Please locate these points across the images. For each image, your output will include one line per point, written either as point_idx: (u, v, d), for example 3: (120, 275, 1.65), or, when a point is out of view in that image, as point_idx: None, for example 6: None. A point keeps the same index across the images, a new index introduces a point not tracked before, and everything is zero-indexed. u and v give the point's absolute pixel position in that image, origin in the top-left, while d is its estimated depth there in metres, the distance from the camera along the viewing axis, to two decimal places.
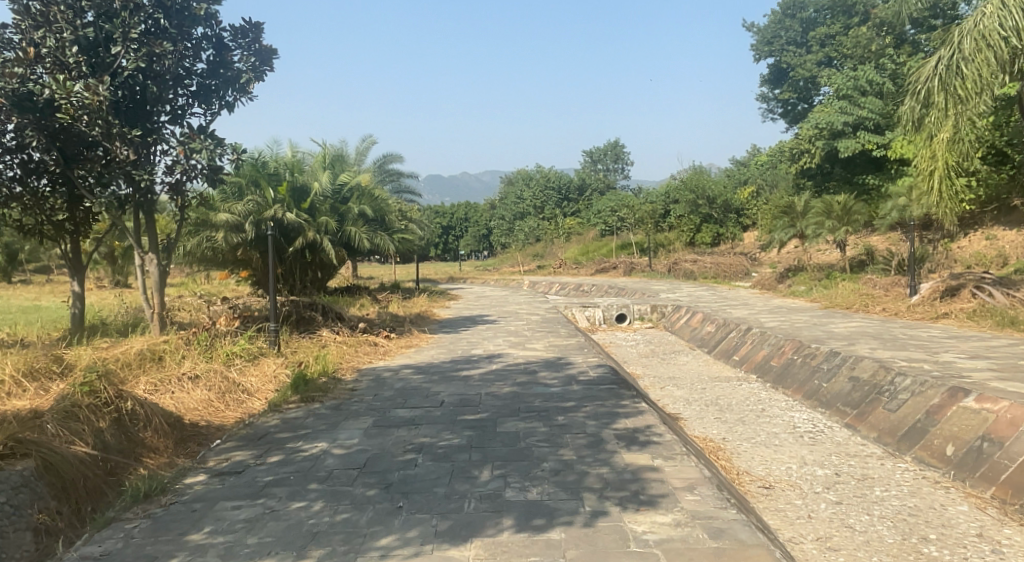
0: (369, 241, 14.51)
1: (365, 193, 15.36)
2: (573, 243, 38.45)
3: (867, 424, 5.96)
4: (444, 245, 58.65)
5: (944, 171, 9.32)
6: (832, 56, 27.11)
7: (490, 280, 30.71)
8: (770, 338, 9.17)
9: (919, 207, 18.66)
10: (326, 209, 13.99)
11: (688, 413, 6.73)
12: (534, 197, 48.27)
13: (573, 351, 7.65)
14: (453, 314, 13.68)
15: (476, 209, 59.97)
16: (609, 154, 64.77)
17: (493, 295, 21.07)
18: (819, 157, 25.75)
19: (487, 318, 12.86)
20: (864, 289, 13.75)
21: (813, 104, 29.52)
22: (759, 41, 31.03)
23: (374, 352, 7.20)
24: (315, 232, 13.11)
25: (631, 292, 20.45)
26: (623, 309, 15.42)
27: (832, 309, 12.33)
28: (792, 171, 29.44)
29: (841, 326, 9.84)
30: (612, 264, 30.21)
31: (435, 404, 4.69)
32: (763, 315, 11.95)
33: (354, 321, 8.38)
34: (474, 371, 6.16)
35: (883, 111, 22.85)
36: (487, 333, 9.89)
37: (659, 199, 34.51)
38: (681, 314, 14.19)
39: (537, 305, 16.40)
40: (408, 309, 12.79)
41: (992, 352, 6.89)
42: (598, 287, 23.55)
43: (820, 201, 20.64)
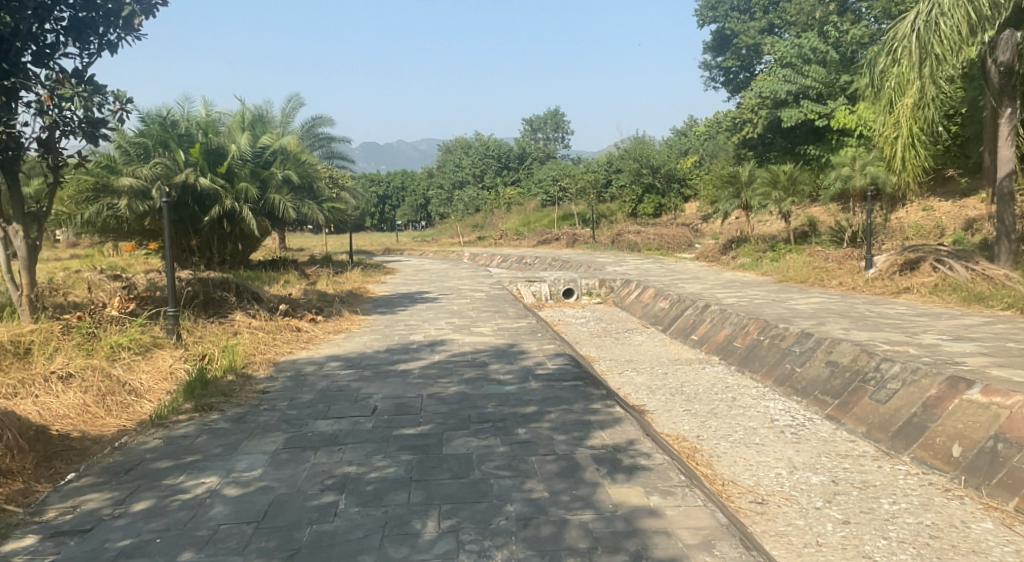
0: (295, 210, 13.42)
1: (291, 156, 14.15)
2: (514, 213, 37.62)
3: (853, 417, 5.38)
4: (380, 215, 56.91)
5: (907, 136, 9.20)
6: (775, 24, 26.82)
7: (429, 252, 29.66)
8: (733, 316, 8.66)
9: (862, 177, 18.55)
10: (246, 174, 12.80)
11: (654, 405, 6.06)
12: (473, 165, 47.10)
13: (524, 337, 6.87)
14: (388, 290, 12.70)
15: (413, 178, 58.39)
16: (550, 123, 63.88)
17: (432, 268, 20.09)
18: (761, 127, 25.52)
19: (427, 295, 11.95)
20: (815, 261, 13.42)
21: (755, 72, 29.26)
22: (703, 6, 30.48)
23: (295, 339, 6.29)
24: (232, 200, 12.19)
25: (576, 265, 19.83)
26: (571, 284, 14.77)
27: (786, 283, 11.90)
28: (733, 141, 29.25)
29: (802, 302, 9.36)
30: (554, 236, 29.57)
31: (366, 412, 3.83)
32: (717, 290, 11.42)
33: (273, 303, 7.47)
34: (414, 363, 5.31)
35: (826, 80, 22.68)
36: (427, 313, 9.02)
37: (601, 168, 33.94)
38: (632, 289, 13.64)
39: (478, 280, 15.57)
40: (340, 286, 11.75)
41: (974, 333, 6.43)
42: (542, 259, 22.88)
43: (766, 171, 20.31)
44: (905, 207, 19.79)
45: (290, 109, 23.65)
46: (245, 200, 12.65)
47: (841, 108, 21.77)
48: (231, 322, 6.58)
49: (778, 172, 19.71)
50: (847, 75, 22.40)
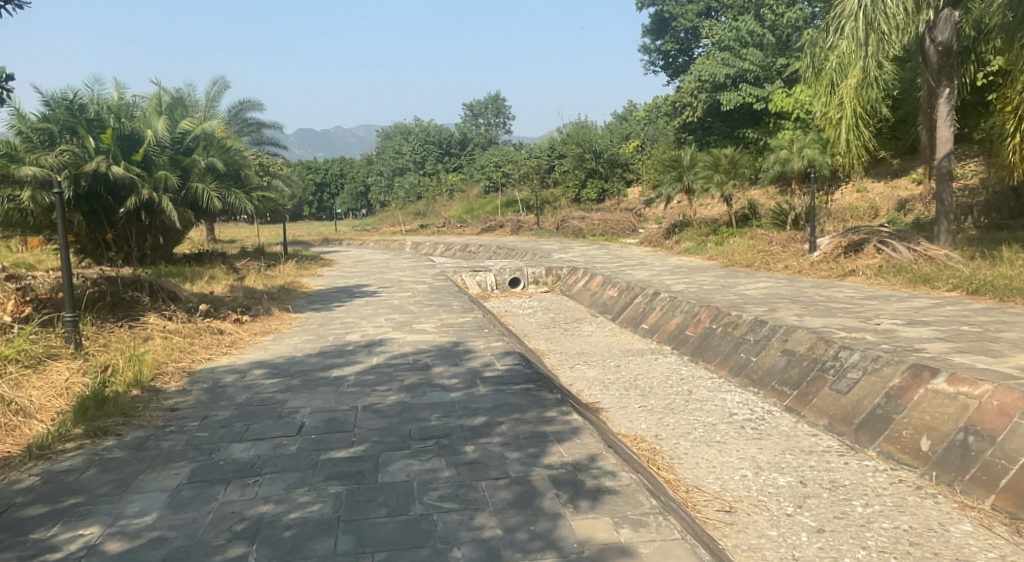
0: (220, 200, 13.40)
1: (214, 142, 14.03)
2: (456, 200, 37.01)
3: (813, 409, 5.17)
4: (319, 203, 55.40)
5: (852, 116, 9.42)
6: (713, 7, 26.81)
7: (370, 241, 28.89)
8: (684, 304, 8.49)
9: (800, 159, 18.68)
10: (164, 161, 12.76)
11: (608, 402, 5.77)
12: (413, 151, 46.15)
13: (469, 334, 6.50)
14: (326, 284, 12.14)
15: (352, 165, 57.05)
16: (491, 107, 63.15)
17: (373, 259, 19.47)
18: (701, 110, 25.58)
19: (365, 288, 11.41)
20: (759, 244, 13.37)
21: (694, 56, 29.26)
22: None
23: (215, 343, 5.79)
24: (150, 190, 12.20)
25: (521, 253, 19.54)
26: (516, 272, 14.73)
27: (732, 268, 11.81)
28: (673, 125, 29.36)
29: (750, 287, 9.24)
30: (498, 223, 29.16)
31: (292, 431, 3.40)
32: (665, 277, 11.25)
33: (190, 302, 7.10)
34: (349, 370, 4.90)
35: (763, 63, 22.81)
36: (367, 309, 8.56)
37: (544, 154, 33.61)
38: (582, 279, 13.41)
39: (420, 271, 15.06)
40: (271, 282, 11.06)
41: (927, 317, 6.35)
42: (486, 248, 22.47)
43: (707, 154, 20.35)
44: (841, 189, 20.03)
45: (214, 93, 23.76)
46: (164, 189, 12.69)
47: (778, 92, 21.91)
48: (146, 327, 6.10)
49: (720, 156, 19.79)
50: (784, 59, 22.56)
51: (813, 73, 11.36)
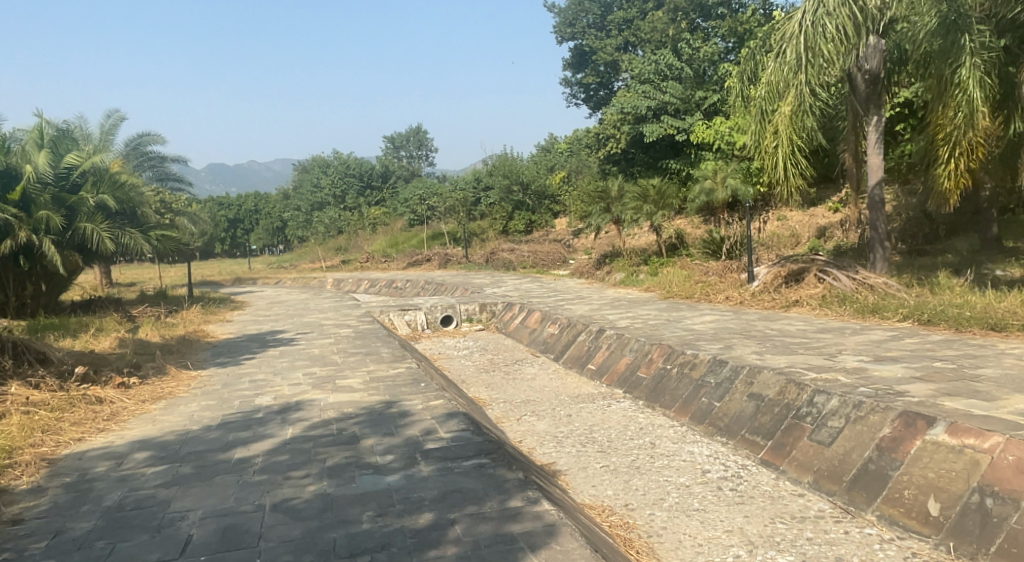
0: (111, 239, 13.39)
1: (105, 177, 13.97)
2: (380, 234, 36.07)
3: (795, 464, 4.65)
4: (232, 239, 53.09)
5: (788, 145, 9.11)
6: (631, 41, 27.00)
7: (288, 279, 27.62)
8: (633, 343, 8.14)
9: (724, 189, 18.73)
10: (46, 199, 12.83)
11: (566, 464, 5.28)
12: (333, 185, 44.79)
13: (403, 391, 5.87)
14: (239, 332, 11.26)
15: (269, 199, 55.24)
16: (412, 140, 62.54)
17: (292, 299, 18.43)
18: (625, 142, 25.55)
19: (284, 335, 10.55)
20: (694, 275, 13.19)
21: (613, 89, 29.43)
22: (561, 22, 29.68)
23: (93, 420, 5.37)
24: (28, 232, 12.27)
25: (450, 289, 19.00)
26: (448, 310, 14.07)
27: (673, 300, 11.47)
28: (597, 157, 29.47)
29: (695, 322, 8.95)
30: (424, 256, 28.44)
31: (172, 552, 2.86)
32: (604, 314, 10.90)
33: (61, 363, 6.68)
34: (258, 453, 4.31)
35: (684, 96, 22.73)
36: (290, 363, 7.88)
37: (468, 186, 33.16)
38: (520, 315, 12.88)
39: (344, 311, 14.21)
40: (175, 337, 10.03)
41: (886, 350, 6.07)
42: (413, 283, 21.75)
43: (635, 185, 20.26)
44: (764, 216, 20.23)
45: (108, 126, 22.44)
46: (46, 230, 12.68)
47: (698, 123, 21.95)
48: (10, 399, 5.67)
49: (647, 186, 19.71)
50: (702, 91, 22.55)
51: (742, 97, 10.98)
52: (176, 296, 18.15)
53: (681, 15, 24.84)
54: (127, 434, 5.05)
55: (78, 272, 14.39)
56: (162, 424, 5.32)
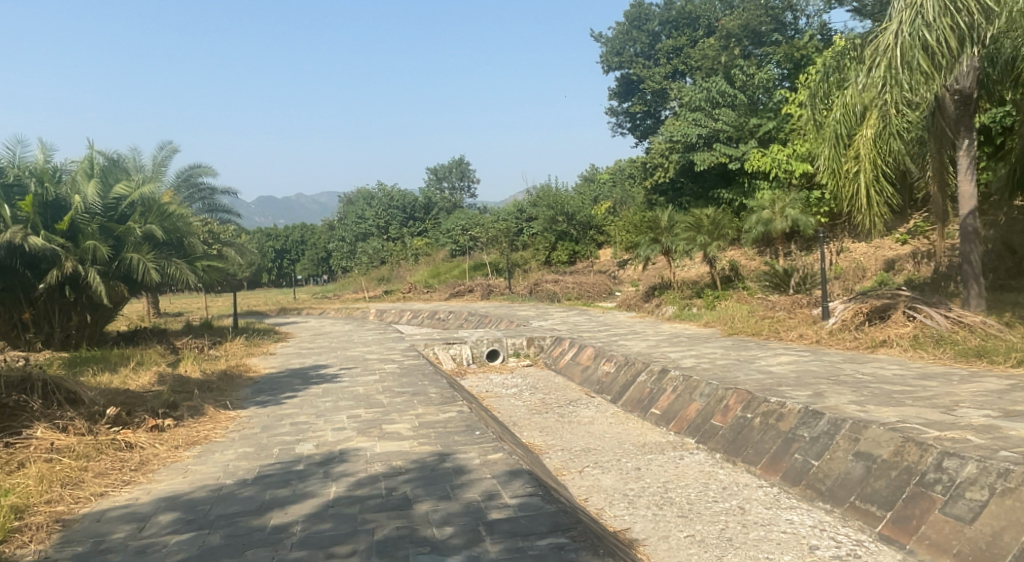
0: (157, 270, 13.17)
1: (154, 207, 13.85)
2: (422, 264, 35.83)
3: (926, 543, 3.94)
4: (277, 269, 53.64)
5: (871, 174, 8.59)
6: (680, 69, 26.44)
7: (331, 309, 27.45)
8: (704, 387, 7.43)
9: (783, 220, 17.99)
10: (93, 229, 12.79)
11: (645, 531, 4.61)
12: (377, 216, 44.86)
13: (457, 441, 5.27)
14: (280, 367, 10.85)
15: (314, 230, 55.80)
16: (455, 171, 62.75)
17: (335, 330, 18.09)
18: (674, 171, 24.91)
19: (326, 370, 10.08)
20: (758, 310, 12.40)
21: (661, 118, 28.79)
22: (606, 51, 29.40)
23: (119, 470, 4.97)
24: (74, 262, 12.25)
25: (496, 321, 18.46)
26: (495, 345, 13.50)
27: (739, 337, 10.74)
28: (643, 186, 28.87)
29: (774, 364, 8.20)
30: (467, 287, 28.01)
31: None
32: (666, 350, 10.18)
33: (94, 403, 6.32)
34: (296, 519, 3.77)
35: (736, 123, 22.09)
36: (334, 403, 7.37)
37: (512, 216, 32.75)
38: (572, 351, 12.19)
39: (388, 344, 13.73)
40: (215, 371, 9.65)
41: (1012, 403, 5.26)
42: (456, 314, 21.27)
43: (688, 214, 19.47)
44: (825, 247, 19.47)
45: (160, 158, 22.74)
46: (93, 260, 12.60)
47: (752, 151, 21.18)
48: (34, 446, 5.33)
49: (701, 216, 18.93)
50: (756, 118, 21.90)
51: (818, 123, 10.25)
52: (220, 326, 17.95)
53: (733, 42, 24.14)
54: (156, 488, 4.59)
55: (122, 303, 14.30)
56: (193, 477, 4.83)
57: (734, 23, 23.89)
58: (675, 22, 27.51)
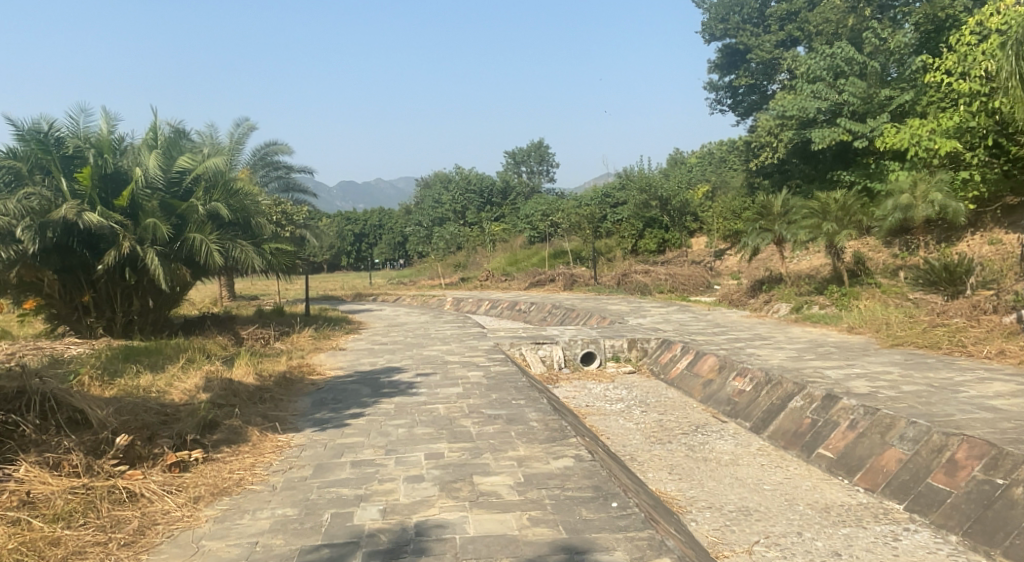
0: (221, 252, 11.78)
1: (219, 183, 12.54)
2: (500, 251, 34.38)
3: None
4: (356, 253, 53.44)
5: None
6: (796, 36, 23.93)
7: (407, 296, 26.24)
8: (904, 428, 5.57)
9: (926, 206, 16.02)
10: (153, 206, 11.55)
11: None
12: (454, 200, 43.51)
13: (593, 524, 3.56)
14: (349, 368, 9.37)
15: (391, 215, 55.22)
16: (534, 155, 60.89)
17: (411, 321, 16.69)
18: (785, 151, 22.98)
19: (399, 376, 8.51)
20: (920, 315, 10.27)
21: (767, 92, 26.18)
22: (710, 18, 27.05)
23: (104, 547, 3.46)
24: (132, 242, 11.06)
25: (585, 315, 16.68)
26: (591, 346, 11.70)
27: (912, 352, 8.77)
28: (745, 168, 26.89)
29: (992, 399, 6.14)
30: (548, 276, 26.31)
31: None
32: (819, 366, 8.15)
33: (101, 424, 4.82)
34: None
35: (864, 95, 19.87)
36: (412, 430, 5.76)
37: (596, 201, 30.82)
38: (687, 358, 10.23)
39: (470, 341, 12.14)
40: (273, 372, 8.25)
41: None
42: (539, 306, 19.60)
43: (812, 199, 17.06)
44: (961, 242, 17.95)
45: (237, 135, 21.91)
46: (152, 240, 11.37)
47: (885, 126, 19.07)
48: (4, 495, 3.84)
49: (829, 199, 16.50)
50: (888, 89, 19.68)
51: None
52: (291, 313, 16.86)
53: (861, 3, 21.60)
54: None
55: (188, 288, 13.09)
56: None
57: None
58: None
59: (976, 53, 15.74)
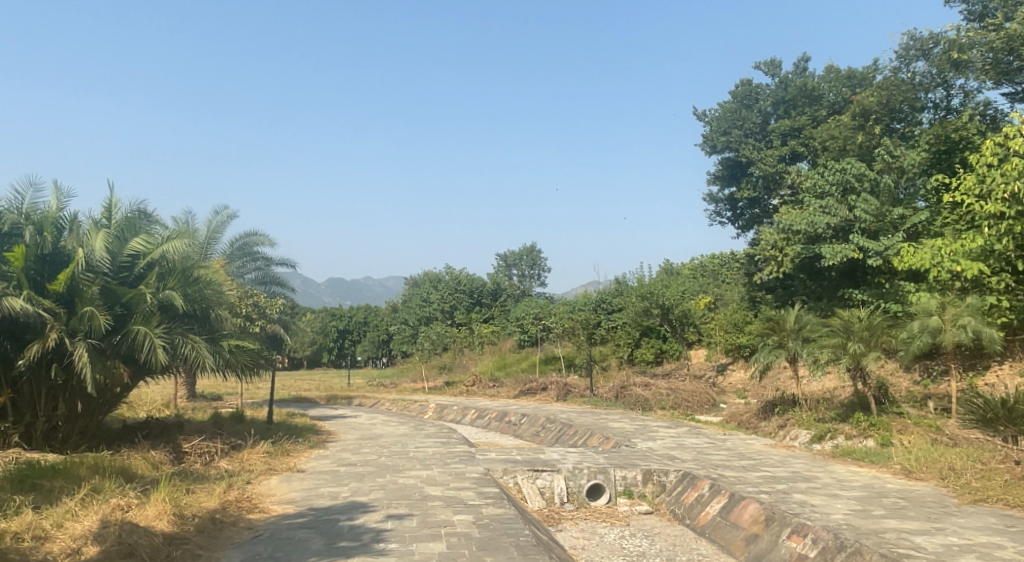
0: (167, 348, 9.99)
1: (176, 269, 10.86)
2: (488, 354, 32.72)
3: None
4: (340, 350, 51.67)
5: None
6: (800, 151, 22.92)
7: (386, 400, 24.25)
8: None
9: (956, 331, 14.54)
10: (95, 292, 9.86)
11: None
12: (442, 300, 42.06)
13: None
14: (303, 501, 7.49)
15: (378, 312, 53.65)
16: (525, 259, 60.06)
17: (388, 432, 14.74)
18: (791, 265, 21.99)
19: (365, 519, 6.64)
20: (995, 458, 8.60)
21: (769, 207, 25.19)
22: (711, 130, 25.78)
23: None
24: (61, 333, 9.30)
25: (585, 434, 14.84)
26: (598, 477, 9.84)
27: (1009, 515, 7.06)
28: (748, 281, 25.98)
29: None
30: (540, 384, 24.56)
31: None
32: (903, 532, 6.40)
33: None
34: None
35: (876, 212, 18.56)
36: None
37: (590, 306, 29.47)
38: (719, 502, 8.45)
39: (456, 464, 10.24)
40: (200, 509, 6.39)
41: None
42: (531, 419, 17.71)
43: (834, 318, 15.55)
44: (989, 370, 16.51)
45: (215, 223, 20.57)
46: (87, 332, 9.59)
47: (902, 245, 17.75)
48: None
49: (853, 318, 15.03)
50: (901, 208, 18.49)
51: None
52: (254, 419, 14.91)
53: (870, 120, 20.51)
54: None
55: (130, 389, 11.27)
56: None
57: (871, 98, 20.31)
58: (792, 100, 24.05)
59: (999, 174, 14.62)
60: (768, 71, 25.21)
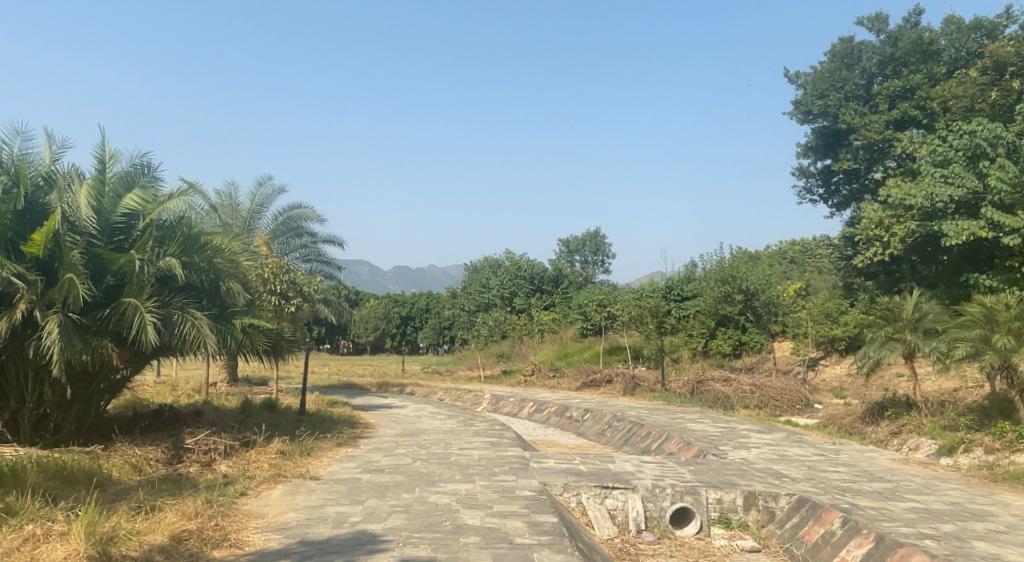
0: (159, 325, 8.30)
1: (177, 233, 9.15)
2: (548, 343, 30.66)
3: None
4: (400, 337, 50.51)
5: None
6: (914, 115, 19.80)
7: (439, 389, 22.55)
8: None
9: None
10: (79, 257, 8.23)
11: None
12: (502, 285, 40.27)
13: None
14: (296, 528, 5.62)
15: (439, 299, 52.31)
16: (589, 245, 57.67)
17: (433, 427, 12.89)
18: (899, 246, 19.33)
19: None
20: None
21: (870, 181, 22.24)
22: (807, 92, 22.80)
23: None
24: (32, 304, 7.70)
25: (661, 436, 12.67)
26: (686, 500, 7.65)
27: None
28: (844, 264, 23.71)
29: None
30: (605, 376, 22.40)
31: None
32: None
33: None
34: None
35: (1015, 181, 15.14)
36: None
37: (660, 292, 27.03)
38: (862, 547, 6.18)
39: (506, 475, 8.24)
40: (139, 545, 4.57)
41: None
42: (595, 416, 15.58)
43: (974, 305, 12.74)
44: None
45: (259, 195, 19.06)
46: (65, 303, 7.96)
47: None
48: None
49: (999, 304, 12.29)
50: None
51: None
52: (285, 409, 13.32)
53: (1004, 75, 17.45)
54: None
55: (136, 372, 9.72)
56: None
57: (1006, 48, 17.28)
58: (903, 58, 21.08)
59: None
60: (872, 26, 22.18)
